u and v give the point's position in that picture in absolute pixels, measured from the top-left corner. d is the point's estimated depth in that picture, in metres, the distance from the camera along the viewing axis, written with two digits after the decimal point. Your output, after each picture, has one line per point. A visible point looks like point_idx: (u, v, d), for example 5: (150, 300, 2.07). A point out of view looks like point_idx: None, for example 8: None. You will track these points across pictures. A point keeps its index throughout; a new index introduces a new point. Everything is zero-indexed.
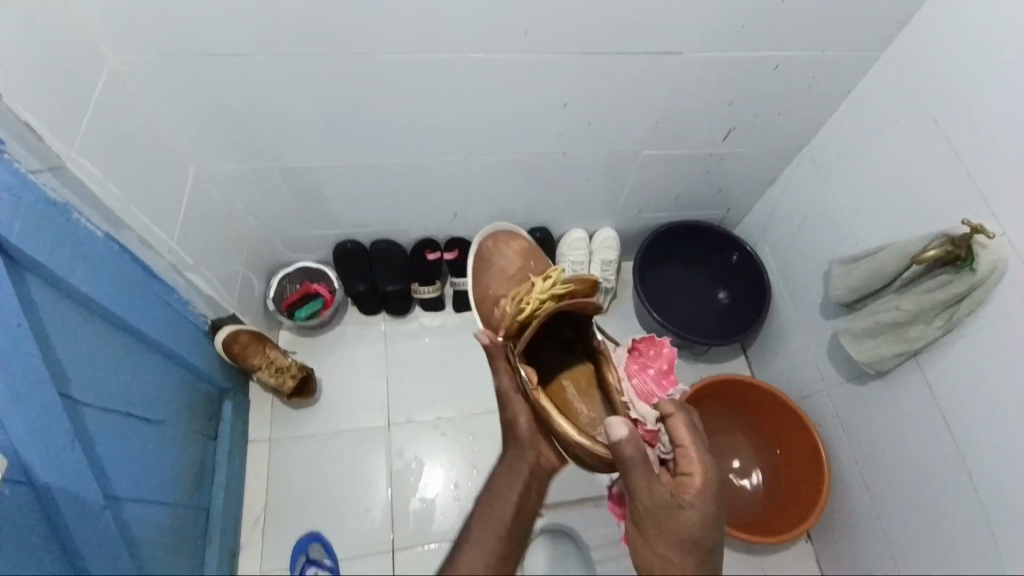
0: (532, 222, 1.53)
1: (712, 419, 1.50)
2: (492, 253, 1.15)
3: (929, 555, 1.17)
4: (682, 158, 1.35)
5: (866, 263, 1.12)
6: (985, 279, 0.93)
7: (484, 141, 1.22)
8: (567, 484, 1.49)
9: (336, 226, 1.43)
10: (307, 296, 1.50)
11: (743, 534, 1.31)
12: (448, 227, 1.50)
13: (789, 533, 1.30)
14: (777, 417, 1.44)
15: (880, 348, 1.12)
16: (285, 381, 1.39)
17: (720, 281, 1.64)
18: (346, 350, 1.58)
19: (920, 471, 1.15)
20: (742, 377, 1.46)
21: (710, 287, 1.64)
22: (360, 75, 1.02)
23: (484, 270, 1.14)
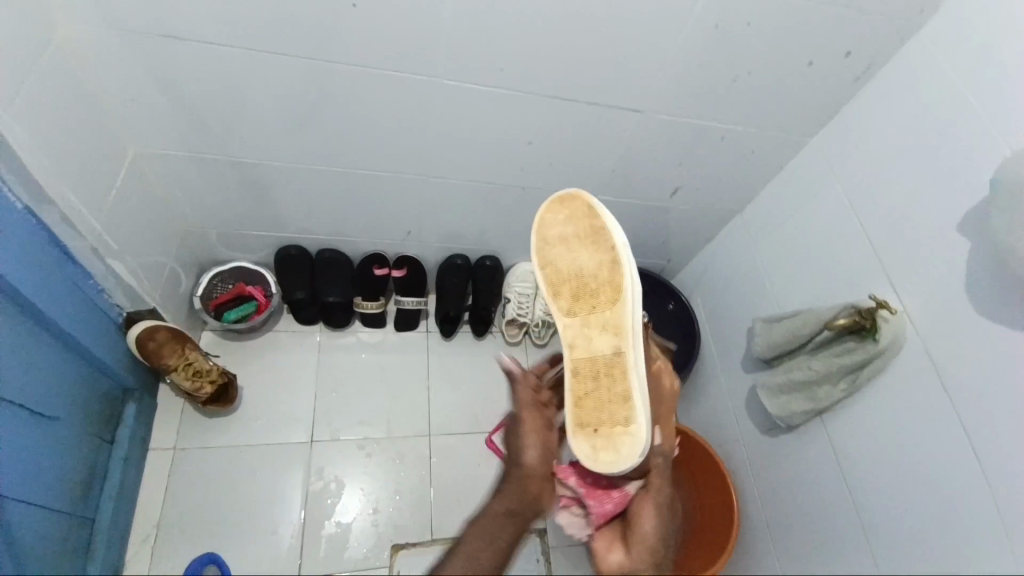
0: (483, 248, 1.55)
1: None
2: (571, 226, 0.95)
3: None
4: (633, 207, 1.43)
5: (785, 325, 1.23)
6: (885, 349, 1.05)
7: (448, 165, 1.24)
8: None
9: (282, 228, 1.38)
10: (240, 296, 1.42)
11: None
12: (399, 242, 1.48)
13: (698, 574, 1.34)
14: (697, 462, 1.51)
15: (792, 404, 1.21)
16: (201, 386, 1.28)
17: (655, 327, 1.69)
18: (274, 359, 1.50)
19: (819, 521, 1.25)
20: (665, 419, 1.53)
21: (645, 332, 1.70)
22: (336, 82, 1.02)
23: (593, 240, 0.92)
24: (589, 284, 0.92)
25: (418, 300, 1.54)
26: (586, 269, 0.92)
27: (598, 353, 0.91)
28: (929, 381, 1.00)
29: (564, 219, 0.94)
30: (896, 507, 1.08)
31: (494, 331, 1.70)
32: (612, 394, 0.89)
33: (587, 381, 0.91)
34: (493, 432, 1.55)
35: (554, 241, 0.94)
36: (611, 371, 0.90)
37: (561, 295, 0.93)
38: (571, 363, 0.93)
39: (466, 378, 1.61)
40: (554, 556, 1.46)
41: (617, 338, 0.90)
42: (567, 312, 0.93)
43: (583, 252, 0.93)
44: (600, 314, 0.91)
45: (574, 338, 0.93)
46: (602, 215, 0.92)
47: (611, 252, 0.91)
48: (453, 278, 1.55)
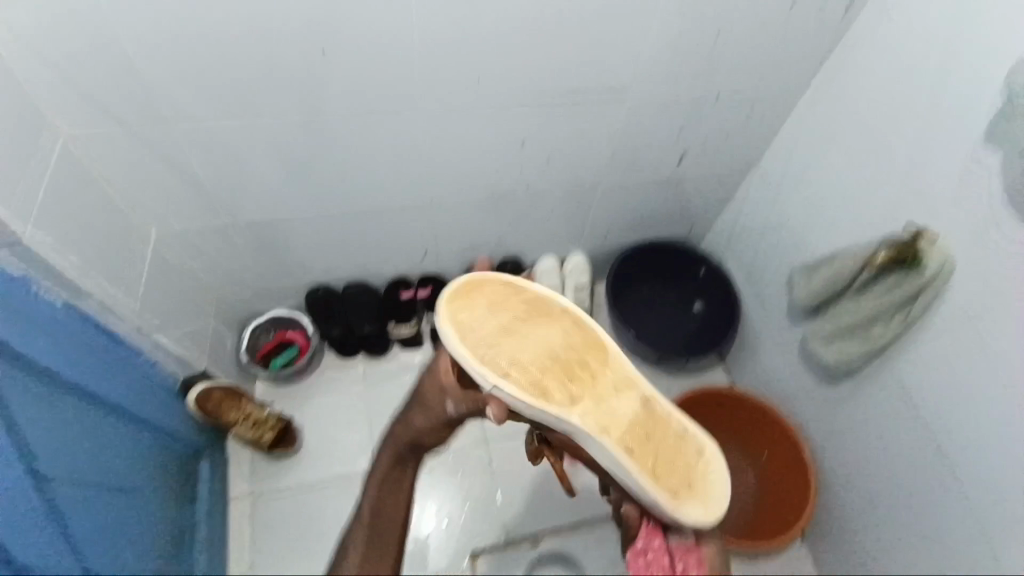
0: (502, 251, 1.56)
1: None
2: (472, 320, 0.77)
3: (914, 549, 1.19)
4: (642, 181, 1.40)
5: (823, 271, 1.17)
6: (932, 278, 0.99)
7: (449, 180, 1.25)
8: (559, 513, 1.48)
9: (307, 270, 1.43)
10: (279, 343, 1.49)
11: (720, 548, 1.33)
12: (418, 262, 1.51)
13: (778, 542, 1.33)
14: (762, 426, 1.46)
15: (847, 352, 1.15)
16: (263, 435, 1.36)
17: (689, 294, 1.67)
18: (325, 395, 1.56)
19: (899, 465, 1.18)
20: (718, 390, 1.47)
21: (684, 300, 1.67)
22: (323, 125, 1.04)
23: (527, 316, 0.80)
24: (570, 359, 0.78)
25: None
26: (558, 342, 0.78)
27: (628, 417, 0.77)
28: (992, 305, 0.93)
29: (484, 308, 0.79)
30: (977, 441, 1.01)
31: None
32: (672, 437, 0.79)
33: (647, 451, 0.76)
34: None
35: (494, 338, 0.77)
36: (652, 421, 0.79)
37: (549, 388, 0.75)
38: (622, 449, 0.74)
39: None
40: None
41: (635, 385, 0.79)
42: (569, 398, 0.75)
43: (537, 326, 0.79)
44: (600, 375, 0.78)
45: (600, 419, 0.75)
46: (529, 287, 0.83)
47: (565, 314, 0.81)
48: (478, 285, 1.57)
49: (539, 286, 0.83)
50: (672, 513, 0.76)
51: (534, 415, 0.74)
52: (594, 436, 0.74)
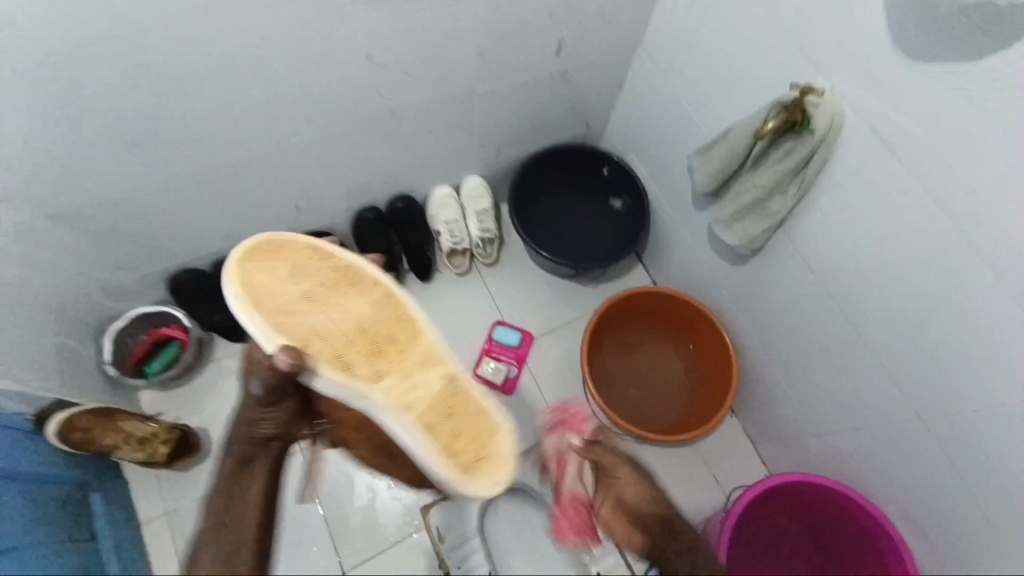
0: (389, 189, 1.41)
1: (621, 334, 1.54)
2: (279, 287, 0.98)
3: (822, 405, 1.26)
4: (521, 82, 1.27)
5: (719, 150, 1.12)
6: (824, 138, 0.95)
7: (297, 115, 1.07)
8: None
9: (163, 253, 1.23)
10: (160, 342, 1.30)
11: (654, 442, 1.36)
12: (295, 219, 1.33)
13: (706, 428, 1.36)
14: (686, 318, 1.49)
15: (751, 229, 1.14)
16: (156, 451, 1.19)
17: (603, 195, 1.60)
18: (225, 385, 1.38)
19: (809, 330, 1.21)
20: (640, 290, 1.47)
21: (601, 201, 1.61)
22: (106, 63, 0.85)
23: (335, 289, 1.00)
24: (377, 338, 0.98)
25: None
26: (365, 322, 0.98)
27: (431, 391, 0.97)
28: (881, 152, 0.91)
29: (299, 284, 0.99)
30: (877, 291, 1.02)
31: (442, 269, 1.60)
32: (473, 416, 0.97)
33: (442, 424, 0.96)
34: (479, 368, 1.52)
35: (300, 304, 0.97)
36: (451, 395, 0.98)
37: (353, 364, 0.96)
38: (417, 420, 0.95)
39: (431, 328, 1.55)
40: None
41: (437, 363, 0.99)
42: (371, 374, 0.96)
43: (350, 303, 1.00)
44: (406, 353, 0.99)
45: (399, 395, 0.96)
46: (336, 256, 1.02)
47: (376, 291, 1.01)
48: (372, 233, 1.43)
49: (350, 258, 1.03)
50: (461, 484, 0.94)
51: (340, 389, 0.96)
52: (393, 406, 0.95)
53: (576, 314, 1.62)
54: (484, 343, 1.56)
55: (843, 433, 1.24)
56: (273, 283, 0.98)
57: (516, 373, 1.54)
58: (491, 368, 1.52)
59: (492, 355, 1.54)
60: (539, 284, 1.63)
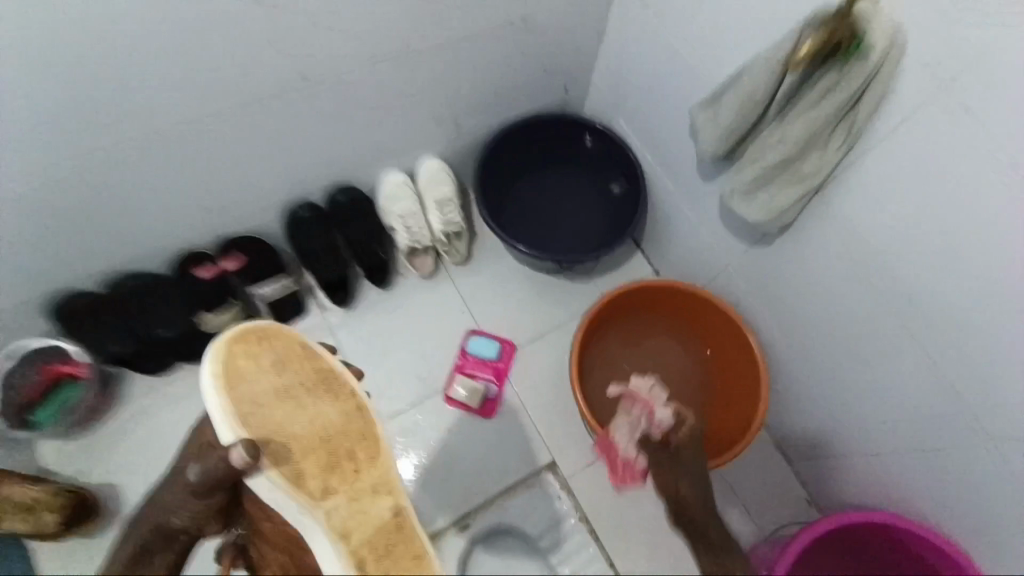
0: (326, 180, 1.17)
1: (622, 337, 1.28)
2: (269, 366, 0.91)
3: (867, 416, 1.02)
4: (477, 32, 1.03)
5: (730, 97, 0.86)
6: (881, 62, 0.73)
7: (183, 84, 0.84)
8: (484, 480, 1.25)
9: (43, 274, 0.99)
10: (60, 382, 1.09)
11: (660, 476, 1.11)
12: (209, 223, 1.09)
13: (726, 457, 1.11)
14: (702, 317, 1.23)
15: (781, 198, 0.88)
16: (40, 522, 0.99)
17: (595, 180, 1.36)
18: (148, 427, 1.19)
19: (856, 318, 0.96)
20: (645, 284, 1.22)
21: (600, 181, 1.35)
22: None
23: (323, 389, 0.93)
24: (338, 451, 0.91)
25: (277, 281, 1.19)
26: (331, 428, 0.91)
27: (374, 521, 0.92)
28: (953, 67, 0.70)
29: (274, 371, 0.90)
30: (953, 255, 0.79)
31: (403, 274, 1.35)
32: (407, 559, 0.91)
33: (373, 562, 0.90)
34: (450, 389, 1.27)
35: (276, 400, 0.89)
36: (390, 535, 0.92)
37: (305, 473, 0.89)
38: (348, 552, 0.90)
39: (391, 345, 1.30)
40: (575, 485, 1.26)
41: (394, 494, 0.94)
42: (319, 489, 0.89)
43: (322, 405, 0.91)
44: (363, 475, 0.93)
45: (342, 518, 0.91)
46: (327, 359, 0.95)
47: (353, 400, 0.94)
48: (309, 235, 1.18)
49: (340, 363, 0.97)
50: None
51: (277, 494, 0.88)
52: (332, 540, 0.90)
53: (564, 316, 1.37)
54: (456, 358, 1.31)
55: (891, 451, 1.01)
56: (264, 356, 0.90)
57: (497, 392, 1.30)
58: (465, 389, 1.27)
59: (465, 372, 1.29)
60: (518, 284, 1.38)
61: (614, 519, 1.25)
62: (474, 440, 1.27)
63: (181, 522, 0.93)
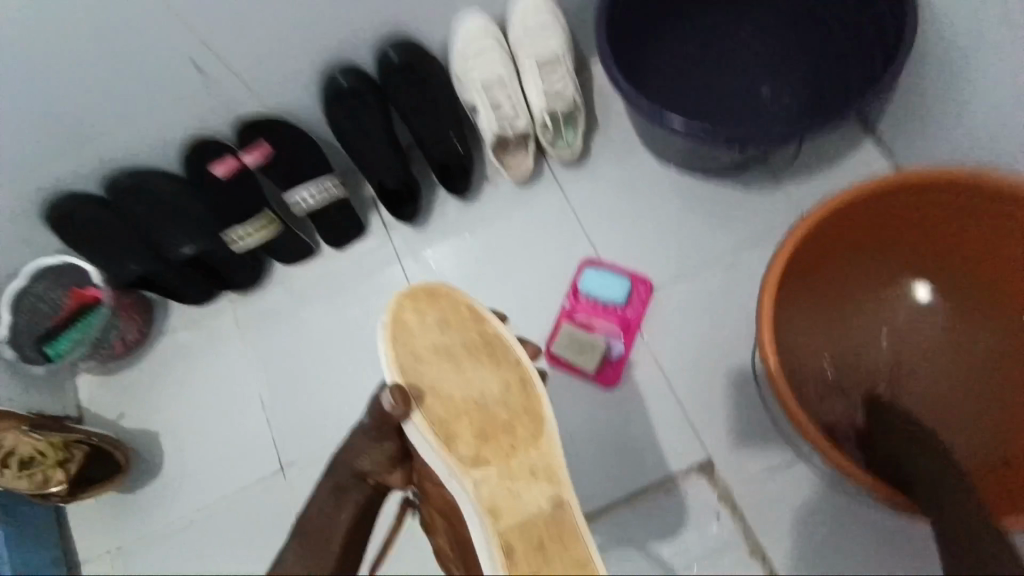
0: (385, 30, 0.80)
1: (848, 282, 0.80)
2: (412, 315, 0.62)
3: None
4: None
5: None
6: None
7: None
8: (602, 475, 0.85)
9: (27, 162, 0.76)
10: (83, 313, 0.86)
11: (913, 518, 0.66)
12: (224, 94, 0.78)
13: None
14: (1015, 249, 0.68)
15: None
16: (48, 478, 0.82)
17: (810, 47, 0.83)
18: (185, 367, 0.96)
19: None
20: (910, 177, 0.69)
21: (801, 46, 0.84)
22: None
23: (485, 350, 0.62)
24: (496, 418, 0.60)
25: (322, 184, 0.85)
26: (489, 397, 0.60)
27: (530, 511, 0.58)
28: None
29: (435, 327, 0.62)
30: None
31: (491, 177, 0.96)
32: (570, 567, 0.57)
33: (529, 564, 0.57)
34: (553, 345, 0.87)
35: (422, 354, 0.61)
36: (555, 536, 0.58)
37: (456, 436, 0.59)
38: (496, 541, 0.57)
39: (473, 278, 0.94)
40: (739, 499, 0.82)
41: (555, 483, 0.59)
42: (467, 459, 0.59)
43: (483, 372, 0.61)
44: (521, 453, 0.60)
45: (491, 496, 0.58)
46: (490, 317, 0.63)
47: (517, 369, 0.62)
48: (356, 116, 0.84)
49: (503, 324, 0.63)
50: None
51: (429, 458, 0.60)
52: (475, 517, 0.57)
53: (731, 243, 0.90)
54: (564, 300, 0.91)
55: None
56: (406, 304, 0.62)
57: (622, 350, 0.87)
58: (574, 344, 0.86)
59: (577, 321, 0.89)
60: (664, 190, 0.92)
61: (800, 557, 0.80)
62: (588, 417, 0.87)
63: (369, 465, 0.62)
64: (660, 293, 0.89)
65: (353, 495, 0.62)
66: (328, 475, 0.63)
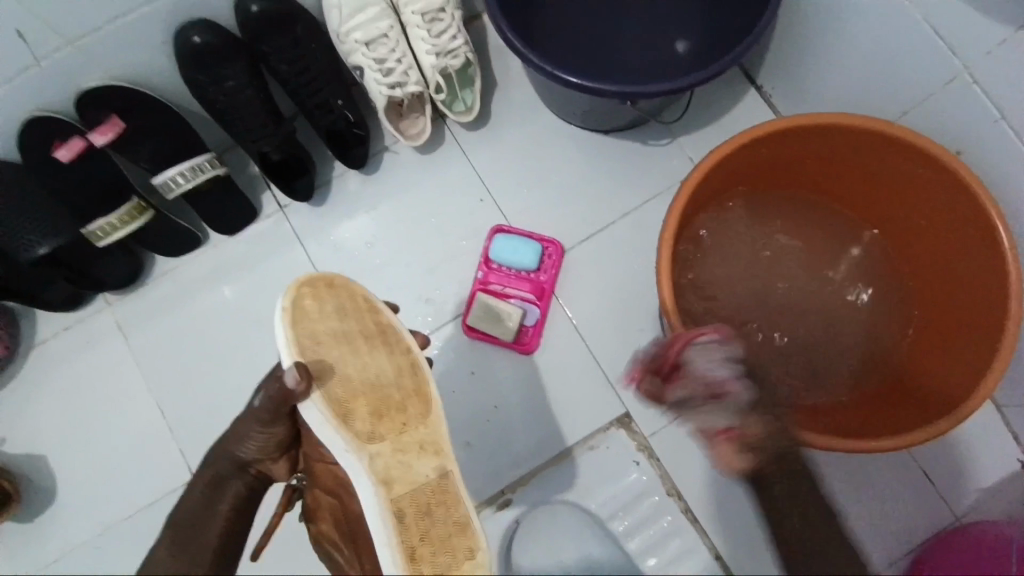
0: None
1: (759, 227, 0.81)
2: (311, 302, 0.60)
3: None
4: None
5: None
6: None
7: None
8: (529, 439, 0.86)
9: None
10: None
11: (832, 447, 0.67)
12: (55, 64, 0.67)
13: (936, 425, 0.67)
14: (907, 181, 0.70)
15: None
16: None
17: None
18: (65, 380, 0.87)
19: None
20: (816, 120, 0.68)
21: None
22: None
23: (381, 336, 0.62)
24: (389, 398, 0.60)
25: (191, 164, 0.76)
26: (382, 379, 0.61)
27: (417, 476, 0.60)
28: None
29: (333, 315, 0.61)
30: None
31: (390, 146, 0.90)
32: (451, 528, 0.60)
33: (416, 525, 0.59)
34: (468, 317, 0.85)
35: (321, 337, 0.59)
36: (441, 499, 0.61)
37: (353, 414, 0.59)
38: (385, 507, 0.59)
39: (379, 255, 0.89)
40: (656, 446, 0.86)
41: (441, 454, 0.61)
42: (363, 435, 0.59)
43: (377, 357, 0.61)
44: (411, 430, 0.61)
45: (384, 468, 0.60)
46: (384, 309, 0.63)
47: (409, 354, 0.62)
48: (224, 83, 0.75)
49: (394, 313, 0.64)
50: None
51: (326, 436, 0.59)
52: (367, 486, 0.59)
53: (635, 199, 0.90)
54: (477, 271, 0.88)
55: None
56: (306, 292, 0.60)
57: (539, 315, 0.87)
58: (489, 314, 0.85)
59: (490, 290, 0.87)
60: (567, 149, 0.91)
61: (714, 492, 0.85)
62: (508, 385, 0.87)
63: (250, 453, 0.65)
64: (571, 254, 0.89)
65: (233, 484, 0.65)
66: (206, 467, 0.66)
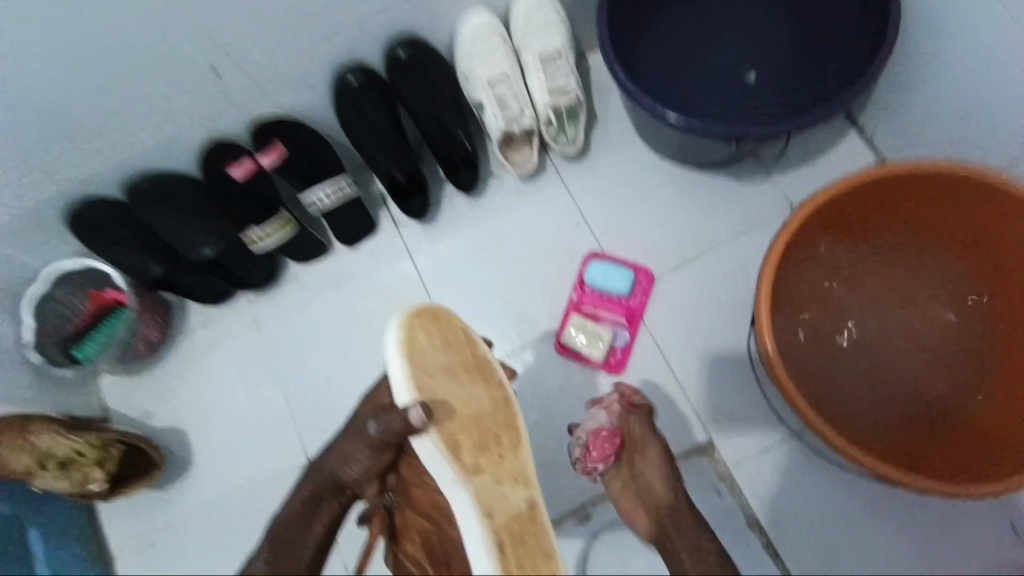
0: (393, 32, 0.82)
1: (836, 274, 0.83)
2: (421, 335, 0.68)
3: None
4: None
5: None
6: None
7: None
8: None
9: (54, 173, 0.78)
10: (107, 314, 0.89)
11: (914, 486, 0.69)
12: (240, 98, 0.80)
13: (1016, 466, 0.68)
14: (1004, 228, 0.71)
15: None
16: (86, 477, 0.84)
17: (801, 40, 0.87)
18: (206, 363, 1.00)
19: None
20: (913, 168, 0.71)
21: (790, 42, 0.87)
22: None
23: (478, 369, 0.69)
24: (489, 429, 0.66)
25: (331, 189, 0.88)
26: (482, 409, 0.67)
27: (511, 508, 0.63)
28: None
29: (439, 347, 0.68)
30: None
31: (498, 174, 0.99)
32: (541, 558, 0.62)
33: (512, 555, 0.61)
34: (563, 336, 0.92)
35: (433, 370, 0.66)
36: (532, 532, 0.63)
37: (458, 446, 0.64)
38: (486, 538, 0.61)
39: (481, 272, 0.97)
40: (739, 477, 0.88)
41: (530, 485, 0.65)
42: (468, 467, 0.64)
43: (476, 390, 0.68)
44: (506, 462, 0.65)
45: (485, 499, 0.63)
46: (479, 345, 0.71)
47: (501, 389, 0.69)
48: (369, 116, 0.86)
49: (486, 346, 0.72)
50: None
51: (434, 465, 0.64)
52: (471, 517, 0.62)
53: (728, 233, 0.93)
54: (571, 292, 0.94)
55: None
56: (420, 325, 0.68)
57: (628, 339, 0.92)
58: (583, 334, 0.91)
59: (584, 313, 0.93)
60: (663, 183, 0.96)
61: (794, 529, 0.86)
62: None
63: (352, 474, 0.70)
64: (661, 282, 0.93)
65: (328, 505, 0.71)
66: (310, 481, 0.72)
